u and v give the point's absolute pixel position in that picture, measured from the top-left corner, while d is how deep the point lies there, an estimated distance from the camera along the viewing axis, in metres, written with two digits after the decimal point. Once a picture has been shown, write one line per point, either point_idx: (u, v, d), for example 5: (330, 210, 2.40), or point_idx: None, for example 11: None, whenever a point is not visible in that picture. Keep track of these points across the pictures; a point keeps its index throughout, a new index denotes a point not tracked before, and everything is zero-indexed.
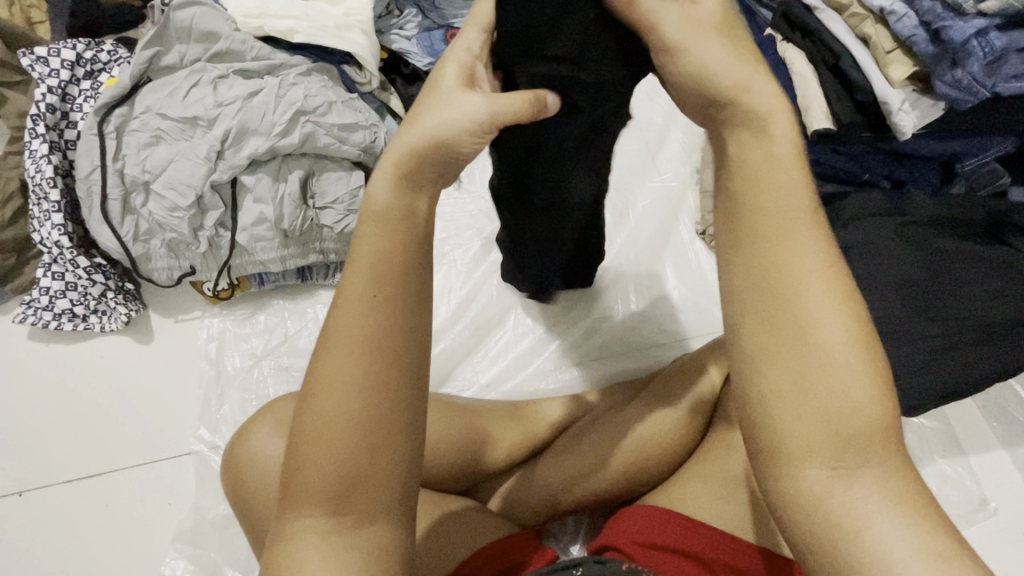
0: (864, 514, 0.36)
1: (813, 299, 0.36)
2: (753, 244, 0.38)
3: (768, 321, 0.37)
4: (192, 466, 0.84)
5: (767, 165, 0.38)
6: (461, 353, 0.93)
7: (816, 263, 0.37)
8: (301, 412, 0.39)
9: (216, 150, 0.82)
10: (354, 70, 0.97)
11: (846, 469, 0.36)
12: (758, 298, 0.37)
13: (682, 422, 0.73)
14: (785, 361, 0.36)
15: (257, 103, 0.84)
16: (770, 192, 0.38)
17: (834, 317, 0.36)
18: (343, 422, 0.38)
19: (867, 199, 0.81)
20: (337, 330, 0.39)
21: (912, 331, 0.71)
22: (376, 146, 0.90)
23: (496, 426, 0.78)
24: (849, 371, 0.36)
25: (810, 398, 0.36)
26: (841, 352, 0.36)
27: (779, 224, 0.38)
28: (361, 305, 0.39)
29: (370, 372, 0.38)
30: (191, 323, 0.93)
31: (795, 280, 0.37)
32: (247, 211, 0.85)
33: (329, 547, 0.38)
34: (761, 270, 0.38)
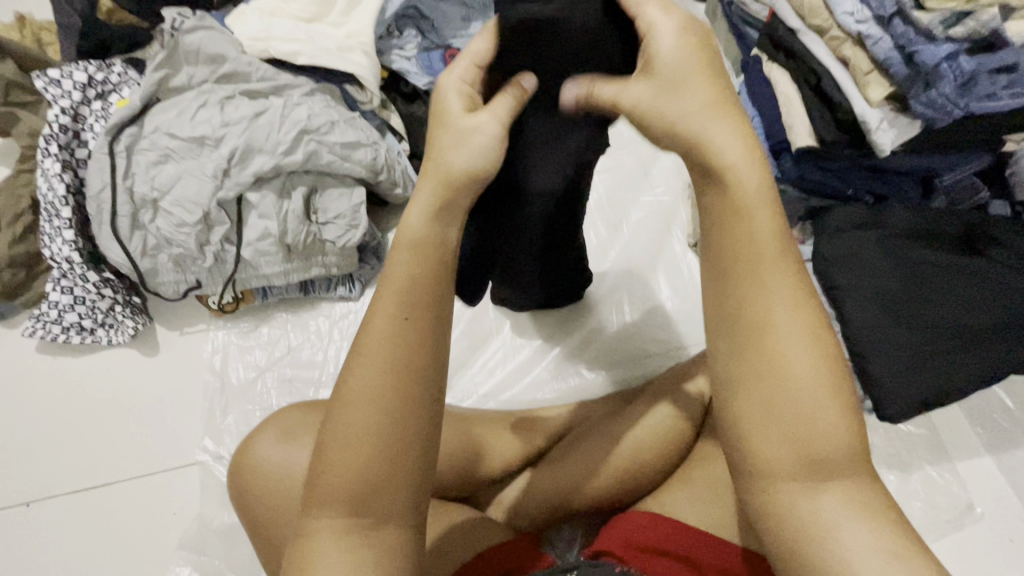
0: (834, 523, 0.38)
1: (786, 332, 0.39)
2: (729, 280, 0.41)
3: (744, 353, 0.40)
4: (197, 475, 0.86)
5: (743, 204, 0.40)
6: (458, 364, 0.95)
7: (791, 300, 0.40)
8: (328, 419, 0.42)
9: (222, 167, 0.85)
10: (356, 90, 1.00)
11: (816, 483, 0.39)
12: (737, 330, 0.40)
13: (673, 429, 0.75)
14: (760, 388, 0.39)
15: (263, 122, 0.87)
16: (751, 231, 0.40)
17: (805, 350, 0.39)
18: (367, 430, 0.40)
19: (850, 212, 0.83)
20: (367, 347, 0.41)
21: (894, 340, 0.74)
22: (378, 163, 0.93)
23: (494, 434, 0.80)
24: (819, 400, 0.39)
25: (784, 423, 0.39)
26: (810, 380, 0.39)
27: (757, 262, 0.40)
28: (392, 324, 0.41)
29: (397, 386, 0.40)
30: (197, 335, 0.95)
31: (768, 315, 0.40)
32: (252, 226, 0.88)
33: (348, 549, 0.40)
34: (740, 306, 0.40)
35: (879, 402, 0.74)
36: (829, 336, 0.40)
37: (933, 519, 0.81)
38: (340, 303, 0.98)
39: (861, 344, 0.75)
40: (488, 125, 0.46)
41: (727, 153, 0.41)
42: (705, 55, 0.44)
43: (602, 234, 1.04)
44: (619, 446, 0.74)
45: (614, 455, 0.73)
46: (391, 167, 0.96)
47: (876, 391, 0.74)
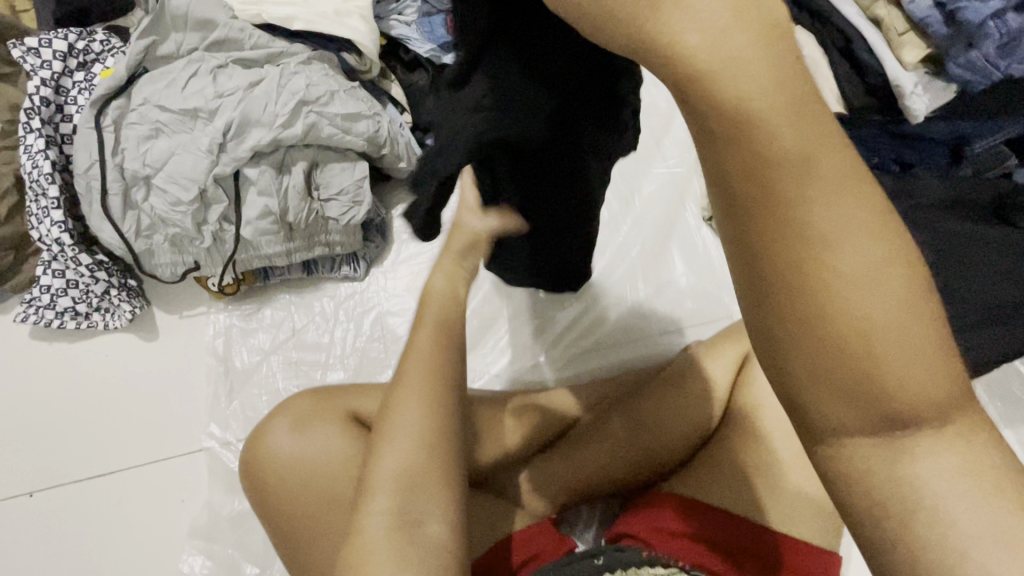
0: (936, 498, 0.29)
1: (851, 267, 0.26)
2: (753, 199, 0.26)
3: (795, 313, 0.27)
4: (205, 462, 0.84)
5: (758, 94, 0.24)
6: (471, 342, 0.93)
7: (850, 216, 0.26)
8: (381, 427, 0.54)
9: (218, 142, 0.80)
10: (355, 57, 0.95)
11: (908, 453, 0.29)
12: (773, 269, 0.27)
13: (695, 410, 0.74)
14: (817, 345, 0.27)
15: (259, 93, 0.82)
16: (785, 135, 0.25)
17: (878, 286, 0.26)
18: (415, 423, 0.53)
19: None
20: (412, 360, 0.57)
21: None
22: (380, 137, 0.89)
23: (506, 417, 0.77)
24: (904, 353, 0.27)
25: (854, 390, 0.28)
26: (878, 314, 0.27)
27: (795, 165, 0.25)
28: (434, 342, 0.57)
29: (437, 385, 0.55)
30: (197, 318, 0.92)
31: (818, 235, 0.26)
32: (251, 204, 0.84)
33: (397, 547, 0.47)
34: (784, 251, 0.26)
35: None
36: (909, 249, 0.27)
37: None
38: (344, 283, 0.95)
39: None
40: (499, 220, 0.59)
41: (702, 40, 0.24)
42: None
43: (614, 207, 1.00)
44: (640, 424, 0.73)
45: (635, 433, 0.73)
46: (394, 141, 0.92)
47: None
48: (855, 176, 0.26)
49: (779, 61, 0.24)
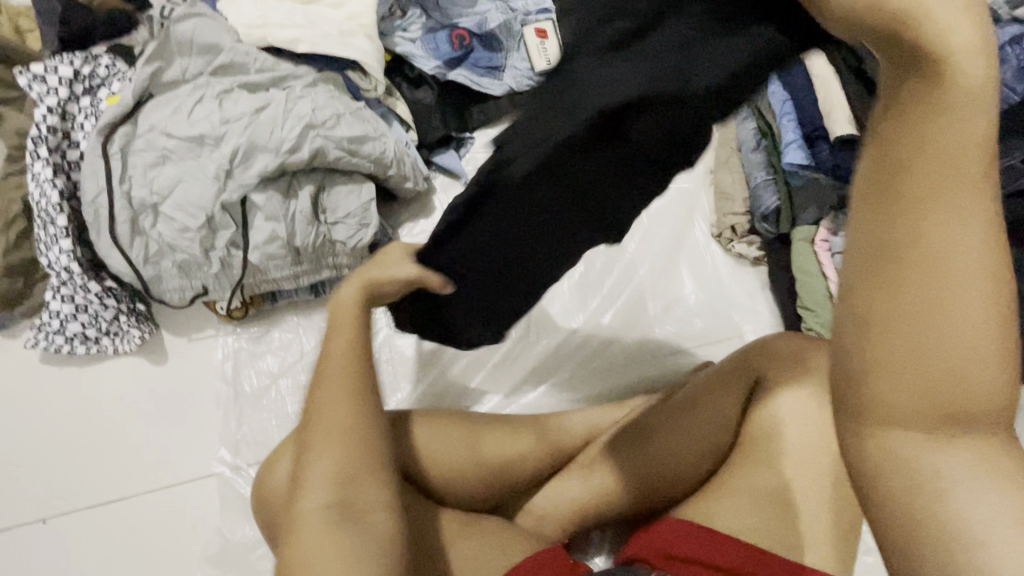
0: (957, 485, 0.35)
1: (956, 277, 0.32)
2: (903, 200, 0.31)
3: (891, 297, 0.33)
4: (215, 487, 0.84)
5: (955, 112, 0.29)
6: (479, 363, 0.92)
7: (971, 237, 0.31)
8: (307, 434, 0.57)
9: (225, 169, 0.80)
10: (359, 77, 0.94)
11: (944, 441, 0.35)
12: (895, 257, 0.32)
13: (709, 441, 0.71)
14: (912, 329, 0.33)
15: (265, 118, 0.81)
16: (951, 156, 0.30)
17: (973, 301, 0.32)
18: (339, 424, 0.56)
19: None
20: (330, 369, 0.60)
21: None
22: (387, 158, 0.90)
23: (512, 441, 0.75)
24: (982, 364, 0.33)
25: (926, 377, 0.33)
26: (974, 324, 0.32)
27: (948, 183, 0.30)
28: (350, 352, 0.61)
29: (355, 387, 0.58)
30: (205, 341, 0.92)
31: (944, 244, 0.31)
32: (258, 229, 0.83)
33: (336, 542, 0.50)
34: (898, 235, 0.32)
35: None
36: (1008, 291, 0.33)
37: None
38: None
39: None
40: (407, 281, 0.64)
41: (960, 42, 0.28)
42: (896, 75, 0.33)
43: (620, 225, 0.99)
44: (651, 451, 0.72)
45: (646, 460, 0.72)
46: (400, 161, 0.92)
47: None
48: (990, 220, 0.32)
49: (992, 90, 0.29)
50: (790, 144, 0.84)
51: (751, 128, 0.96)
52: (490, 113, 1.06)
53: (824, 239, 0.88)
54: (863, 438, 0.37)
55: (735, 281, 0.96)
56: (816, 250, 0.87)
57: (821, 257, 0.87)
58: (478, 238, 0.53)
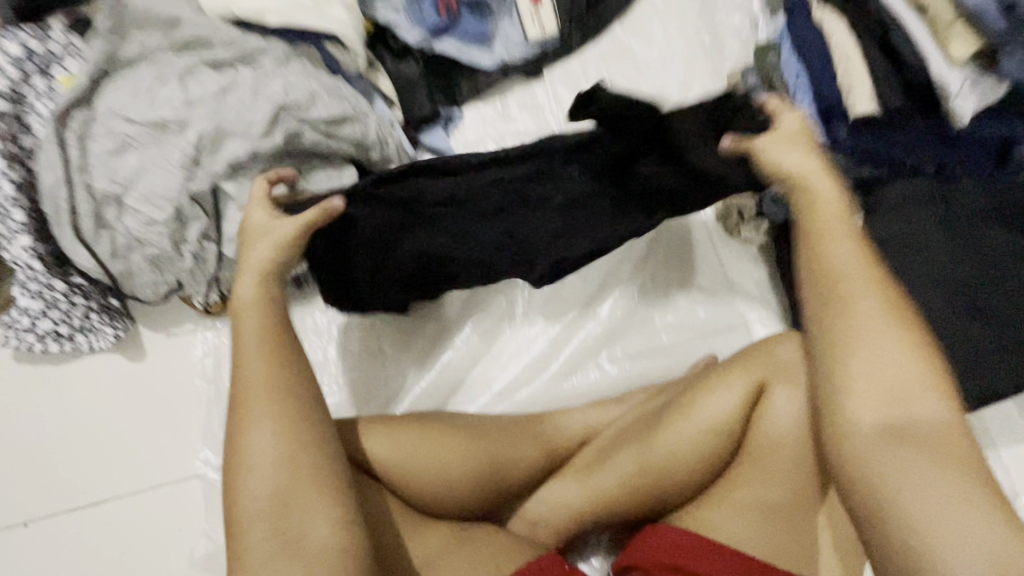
0: (936, 480, 0.42)
1: (878, 310, 0.47)
2: (809, 262, 0.51)
3: (833, 314, 0.48)
4: (199, 489, 0.82)
5: (824, 216, 0.52)
6: (470, 359, 0.88)
7: (877, 283, 0.49)
8: (233, 459, 0.51)
9: (191, 156, 0.74)
10: (338, 50, 0.87)
11: (915, 465, 0.43)
12: (818, 296, 0.50)
13: (708, 446, 0.65)
14: (854, 349, 0.47)
15: (232, 100, 0.75)
16: (825, 241, 0.51)
17: (899, 329, 0.47)
18: (270, 444, 0.51)
19: (909, 188, 0.73)
20: (249, 383, 0.53)
21: (956, 332, 0.69)
22: (368, 140, 0.83)
23: (503, 447, 0.70)
24: (914, 390, 0.45)
25: (881, 382, 0.46)
26: (899, 358, 0.46)
27: (836, 252, 0.50)
28: (269, 363, 0.54)
29: (279, 398, 0.52)
30: (184, 337, 0.88)
31: (846, 289, 0.48)
32: (232, 220, 0.78)
33: (283, 562, 0.47)
34: (823, 281, 0.50)
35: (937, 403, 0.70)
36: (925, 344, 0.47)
37: None
38: None
39: None
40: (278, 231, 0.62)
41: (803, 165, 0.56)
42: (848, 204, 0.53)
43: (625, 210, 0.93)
44: (648, 454, 0.68)
45: (641, 464, 0.68)
46: (383, 142, 0.86)
47: None
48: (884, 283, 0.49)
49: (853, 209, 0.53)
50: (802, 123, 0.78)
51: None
52: (480, 88, 1.00)
53: None
54: (845, 456, 0.46)
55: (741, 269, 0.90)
56: None
57: None
58: (405, 220, 0.73)
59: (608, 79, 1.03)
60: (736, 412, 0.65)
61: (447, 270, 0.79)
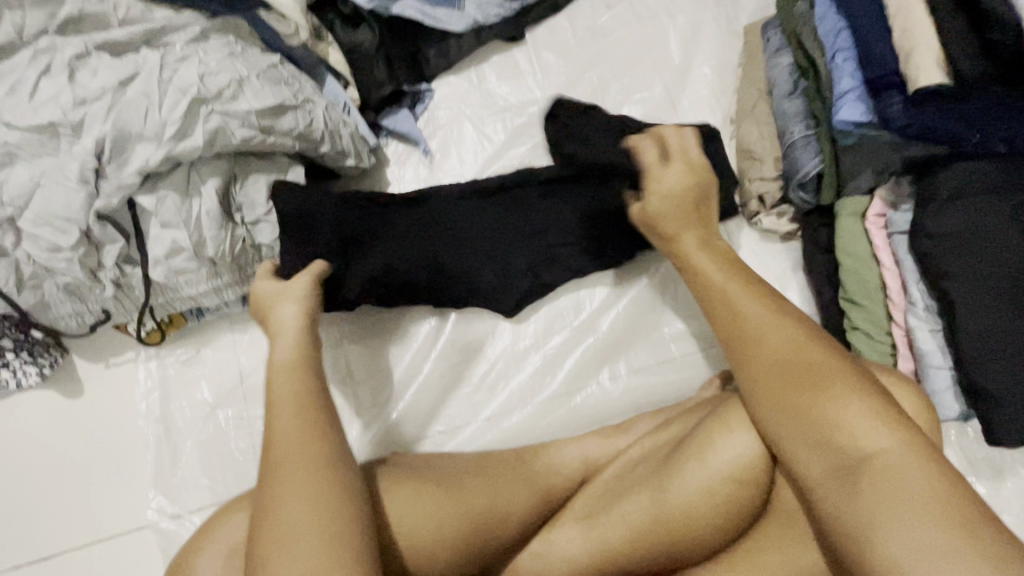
0: (898, 514, 0.38)
1: (800, 356, 0.48)
2: (716, 308, 0.55)
3: (751, 362, 0.50)
4: (154, 541, 0.72)
5: (706, 271, 0.58)
6: (451, 383, 0.76)
7: (789, 331, 0.50)
8: (263, 536, 0.41)
9: (92, 167, 0.61)
10: (276, 18, 0.71)
11: (871, 491, 0.40)
12: (730, 339, 0.52)
13: (730, 497, 0.54)
14: (778, 383, 0.47)
15: (134, 94, 0.61)
16: (725, 284, 0.56)
17: (823, 364, 0.47)
18: (304, 506, 0.42)
19: (972, 170, 0.62)
20: (279, 442, 0.46)
21: (1018, 347, 0.59)
22: (315, 131, 0.70)
23: (491, 496, 0.59)
24: (851, 410, 0.43)
25: (811, 419, 0.45)
26: (820, 377, 0.46)
27: (734, 294, 0.54)
28: (302, 414, 0.49)
29: (314, 450, 0.46)
30: (125, 368, 0.78)
31: (752, 325, 0.51)
32: (155, 239, 0.65)
33: None
34: (728, 326, 0.53)
35: (991, 427, 0.60)
36: (845, 366, 0.46)
37: None
38: None
39: (974, 352, 0.59)
40: (297, 282, 0.63)
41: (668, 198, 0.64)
42: (718, 265, 0.58)
43: None
44: (659, 505, 0.57)
45: (650, 516, 0.57)
46: (334, 133, 0.72)
47: (992, 413, 0.59)
48: (776, 310, 0.52)
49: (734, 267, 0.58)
50: (844, 95, 0.63)
51: (786, 67, 0.76)
52: (450, 54, 0.84)
53: (879, 214, 0.69)
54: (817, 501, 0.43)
55: (763, 265, 0.76)
56: (868, 228, 0.69)
57: (874, 238, 0.68)
58: (367, 229, 0.71)
59: (601, 41, 0.87)
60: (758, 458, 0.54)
61: (439, 279, 0.73)
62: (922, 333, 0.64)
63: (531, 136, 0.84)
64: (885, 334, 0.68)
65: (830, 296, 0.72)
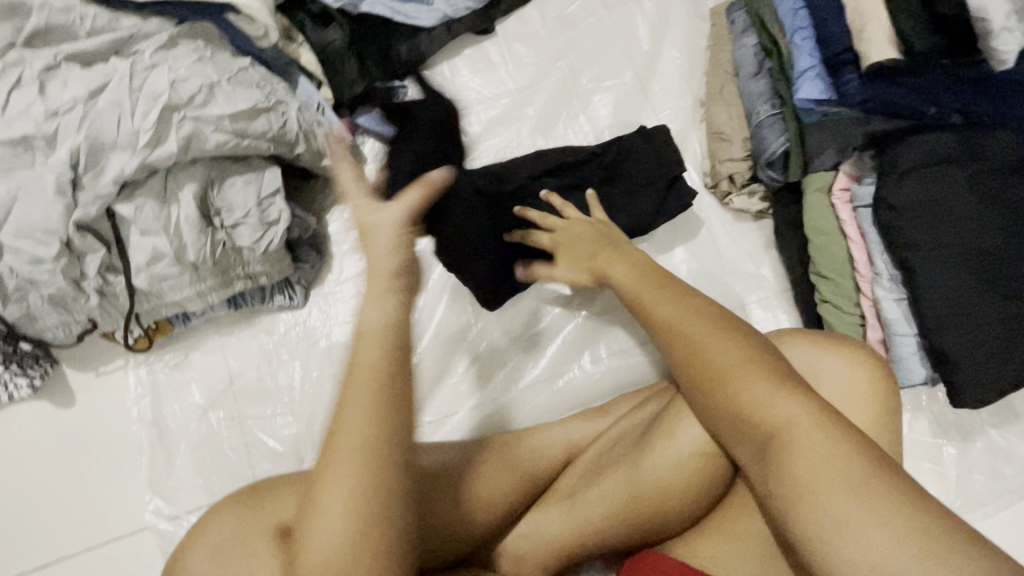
0: (812, 489, 0.39)
1: (713, 343, 0.50)
2: (636, 307, 0.59)
3: (672, 353, 0.53)
4: (154, 542, 0.74)
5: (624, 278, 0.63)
6: (435, 376, 0.78)
7: (696, 318, 0.53)
8: (314, 516, 0.41)
9: (69, 178, 0.61)
10: (245, 21, 0.71)
11: (789, 468, 0.41)
12: (653, 330, 0.56)
13: (698, 470, 0.56)
14: (693, 367, 0.50)
15: (106, 104, 0.62)
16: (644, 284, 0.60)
17: (731, 349, 0.49)
18: (348, 495, 0.41)
19: (931, 142, 0.64)
20: (344, 412, 0.43)
21: (976, 311, 0.61)
22: (288, 133, 0.71)
23: (474, 479, 0.61)
24: (758, 389, 0.46)
25: (733, 403, 0.47)
26: (728, 360, 0.48)
27: (652, 291, 0.58)
28: (373, 381, 0.43)
29: (378, 425, 0.42)
30: (116, 375, 0.79)
31: (667, 318, 0.55)
32: (135, 247, 0.66)
33: None
34: (647, 321, 0.57)
35: (956, 389, 0.62)
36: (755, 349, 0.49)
37: (996, 491, 0.71)
38: (283, 313, 0.80)
39: (936, 317, 0.62)
40: (393, 215, 0.51)
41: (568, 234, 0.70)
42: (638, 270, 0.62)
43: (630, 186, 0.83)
44: (634, 478, 0.59)
45: (626, 488, 0.59)
46: (309, 133, 0.73)
47: (954, 375, 0.62)
48: (688, 300, 0.55)
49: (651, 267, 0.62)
50: (805, 73, 0.65)
51: (751, 47, 0.78)
52: (421, 49, 0.85)
53: (844, 189, 0.70)
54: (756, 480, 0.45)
55: (736, 245, 0.78)
56: (835, 202, 0.70)
57: (841, 212, 0.70)
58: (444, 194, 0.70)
59: (571, 29, 0.88)
60: None
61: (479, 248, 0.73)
62: (888, 303, 0.66)
63: (505, 128, 0.85)
64: (854, 306, 0.70)
65: (802, 271, 0.74)
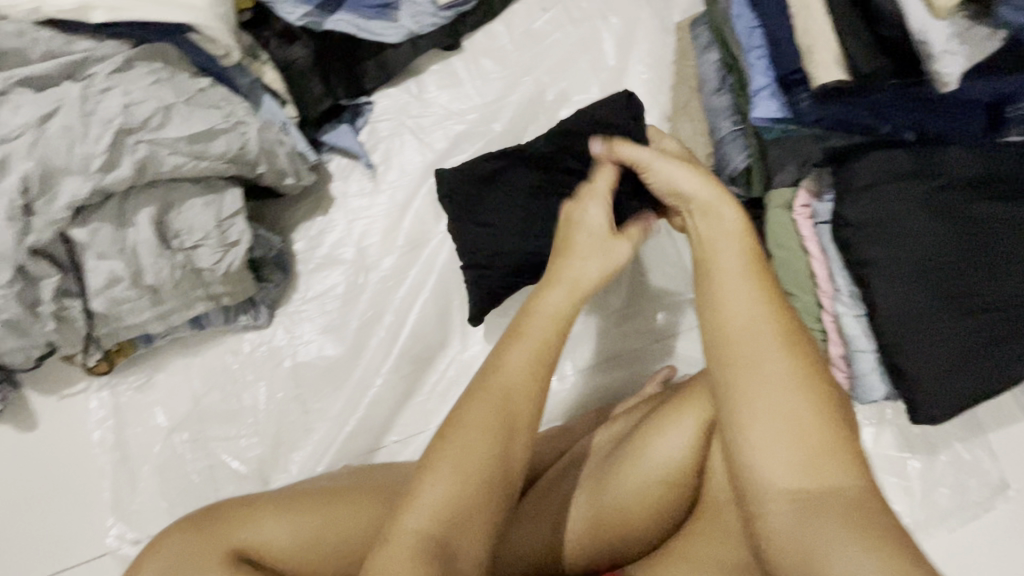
0: (817, 523, 0.36)
1: (761, 331, 0.42)
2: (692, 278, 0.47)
3: (708, 330, 0.44)
4: (115, 566, 0.73)
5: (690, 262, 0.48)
6: (399, 395, 0.77)
7: (759, 308, 0.43)
8: (436, 453, 0.45)
9: (19, 204, 0.60)
10: (205, 40, 0.71)
11: (808, 498, 0.37)
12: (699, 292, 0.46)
13: (656, 495, 0.56)
14: (732, 345, 0.42)
15: (56, 130, 0.61)
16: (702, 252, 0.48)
17: (789, 353, 0.41)
18: (481, 435, 0.46)
19: (886, 159, 0.64)
20: (502, 368, 0.49)
21: (932, 327, 0.61)
22: (249, 153, 0.70)
23: None
24: (790, 404, 0.39)
25: (775, 413, 0.39)
26: (777, 362, 0.41)
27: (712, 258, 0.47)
28: (533, 352, 0.50)
29: (527, 384, 0.49)
30: (78, 397, 0.78)
31: (721, 289, 0.44)
32: (92, 272, 0.66)
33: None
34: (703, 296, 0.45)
35: (915, 404, 0.62)
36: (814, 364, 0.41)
37: (961, 506, 0.71)
38: (248, 333, 0.80)
39: (893, 333, 0.62)
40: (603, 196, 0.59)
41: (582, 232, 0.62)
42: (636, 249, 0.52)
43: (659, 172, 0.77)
44: (597, 500, 0.59)
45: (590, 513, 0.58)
46: (270, 152, 0.72)
47: (912, 390, 0.62)
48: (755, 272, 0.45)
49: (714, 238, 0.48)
50: (759, 92, 0.66)
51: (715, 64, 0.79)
52: (387, 66, 0.85)
53: (805, 205, 0.70)
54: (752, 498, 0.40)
55: None
56: (795, 218, 0.70)
57: (801, 228, 0.69)
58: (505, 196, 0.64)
59: (538, 44, 0.88)
60: (688, 457, 0.55)
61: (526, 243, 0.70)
62: (848, 319, 0.67)
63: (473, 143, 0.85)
64: (815, 322, 0.70)
65: None
